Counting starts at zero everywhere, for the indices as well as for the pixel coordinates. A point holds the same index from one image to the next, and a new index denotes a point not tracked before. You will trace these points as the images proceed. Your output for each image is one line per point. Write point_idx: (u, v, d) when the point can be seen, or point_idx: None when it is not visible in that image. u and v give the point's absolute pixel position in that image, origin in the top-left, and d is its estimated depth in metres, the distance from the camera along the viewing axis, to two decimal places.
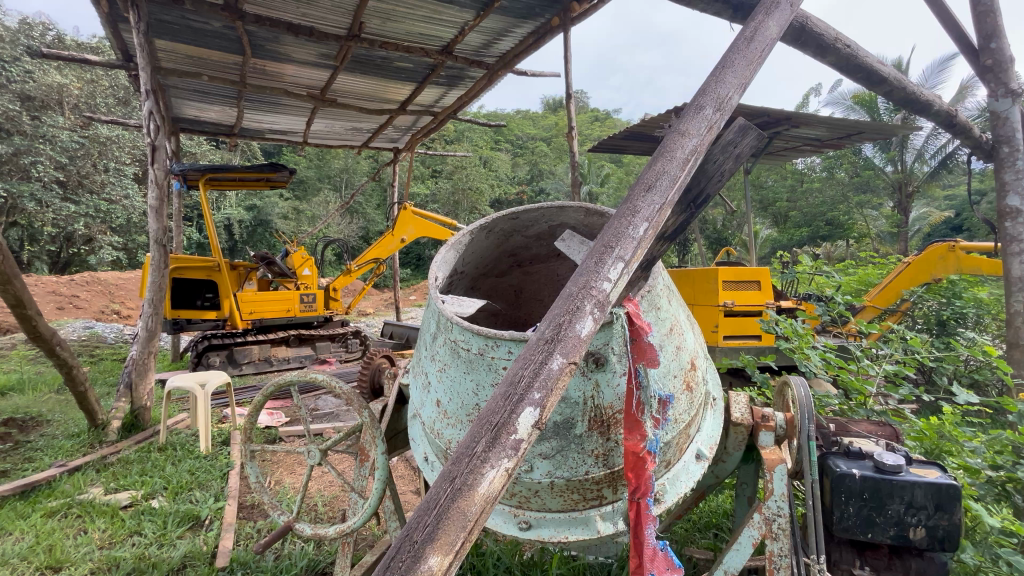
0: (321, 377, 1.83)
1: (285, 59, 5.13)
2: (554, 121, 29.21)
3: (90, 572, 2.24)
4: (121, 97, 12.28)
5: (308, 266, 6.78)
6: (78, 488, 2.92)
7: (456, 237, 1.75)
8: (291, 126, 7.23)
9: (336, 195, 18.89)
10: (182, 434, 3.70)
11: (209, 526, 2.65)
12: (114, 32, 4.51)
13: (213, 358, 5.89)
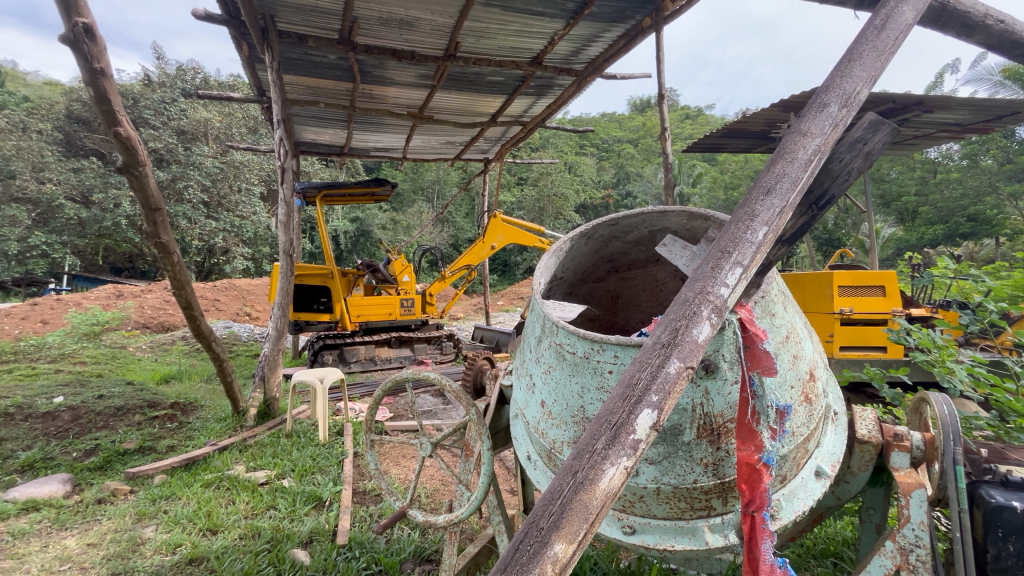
0: (434, 375, 1.99)
1: (389, 82, 5.58)
2: (641, 122, 28.47)
3: (239, 537, 2.61)
4: (251, 126, 14.13)
5: (407, 273, 7.26)
6: (225, 465, 3.40)
7: (557, 245, 1.80)
8: (393, 143, 7.82)
9: (429, 206, 20.07)
10: (304, 424, 4.15)
11: (330, 507, 2.96)
12: (252, 71, 5.22)
13: (326, 356, 6.51)
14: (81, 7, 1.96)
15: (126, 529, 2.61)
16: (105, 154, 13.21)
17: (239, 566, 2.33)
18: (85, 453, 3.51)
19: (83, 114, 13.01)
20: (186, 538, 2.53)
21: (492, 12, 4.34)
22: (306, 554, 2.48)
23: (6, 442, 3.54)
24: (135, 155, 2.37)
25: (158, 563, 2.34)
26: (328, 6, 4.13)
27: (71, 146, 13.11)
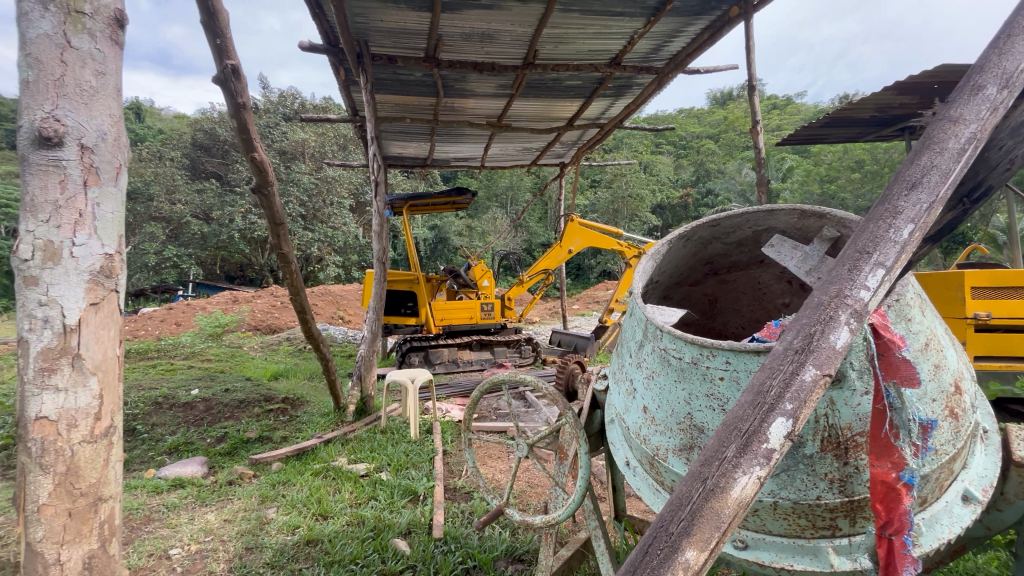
0: (530, 378, 2.05)
1: (469, 94, 5.78)
2: (722, 115, 26.94)
3: (346, 523, 2.82)
4: (341, 143, 15.29)
5: (487, 278, 7.48)
6: (330, 457, 3.70)
7: (654, 247, 1.76)
8: (472, 153, 8.08)
9: (503, 212, 20.48)
10: (397, 421, 4.41)
11: (424, 501, 3.11)
12: (348, 94, 5.63)
13: (413, 358, 6.87)
14: (229, 49, 2.24)
15: (254, 509, 2.93)
16: (222, 176, 14.95)
17: (348, 550, 2.51)
18: (217, 440, 3.99)
19: (205, 142, 14.84)
20: (303, 521, 2.78)
21: (572, 17, 4.35)
22: (406, 544, 2.63)
23: (157, 427, 4.13)
24: (266, 176, 2.66)
25: (281, 542, 2.60)
26: (416, 26, 4.38)
27: (195, 170, 15.00)
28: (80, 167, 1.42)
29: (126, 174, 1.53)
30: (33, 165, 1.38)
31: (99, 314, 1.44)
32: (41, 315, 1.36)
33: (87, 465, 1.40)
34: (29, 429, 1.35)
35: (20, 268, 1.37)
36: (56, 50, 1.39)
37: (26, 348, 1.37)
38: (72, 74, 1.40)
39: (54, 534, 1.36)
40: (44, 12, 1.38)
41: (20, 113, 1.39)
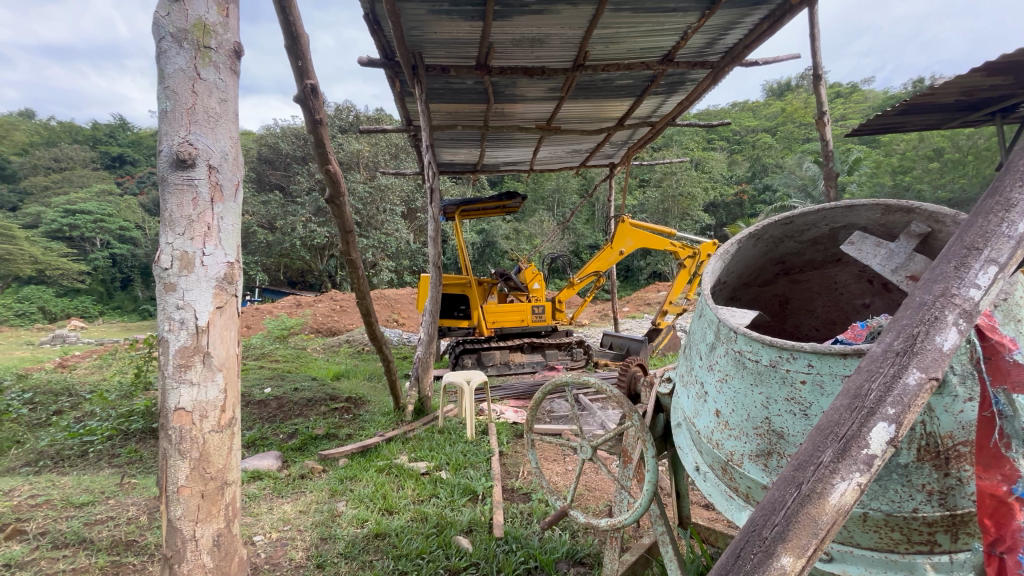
0: (594, 380, 2.06)
1: (520, 99, 5.83)
2: (780, 106, 25.62)
3: (411, 519, 2.92)
4: (393, 152, 15.86)
5: (537, 280, 7.47)
6: (392, 454, 3.84)
7: (723, 246, 1.71)
8: (521, 157, 8.15)
9: (550, 214, 20.49)
10: (453, 422, 4.51)
11: (484, 501, 3.17)
12: (403, 105, 5.82)
13: (467, 360, 6.98)
14: (309, 70, 2.40)
15: (325, 502, 3.09)
16: (285, 187, 15.89)
17: (414, 545, 2.60)
18: (289, 435, 4.25)
19: (269, 155, 15.83)
20: (371, 515, 2.90)
21: (622, 16, 4.31)
22: (468, 542, 2.69)
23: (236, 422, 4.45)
24: (339, 187, 2.81)
25: (352, 534, 2.73)
26: (467, 36, 4.48)
27: (261, 183, 16.04)
28: (208, 184, 1.58)
29: (243, 190, 1.69)
30: (170, 185, 1.54)
31: (224, 318, 1.60)
32: (179, 318, 1.52)
33: (217, 453, 1.54)
34: (169, 420, 1.50)
35: (161, 276, 1.53)
36: (189, 83, 1.56)
37: (166, 347, 1.53)
38: (200, 103, 1.57)
39: (191, 513, 1.49)
40: (180, 49, 1.56)
41: (161, 140, 1.57)
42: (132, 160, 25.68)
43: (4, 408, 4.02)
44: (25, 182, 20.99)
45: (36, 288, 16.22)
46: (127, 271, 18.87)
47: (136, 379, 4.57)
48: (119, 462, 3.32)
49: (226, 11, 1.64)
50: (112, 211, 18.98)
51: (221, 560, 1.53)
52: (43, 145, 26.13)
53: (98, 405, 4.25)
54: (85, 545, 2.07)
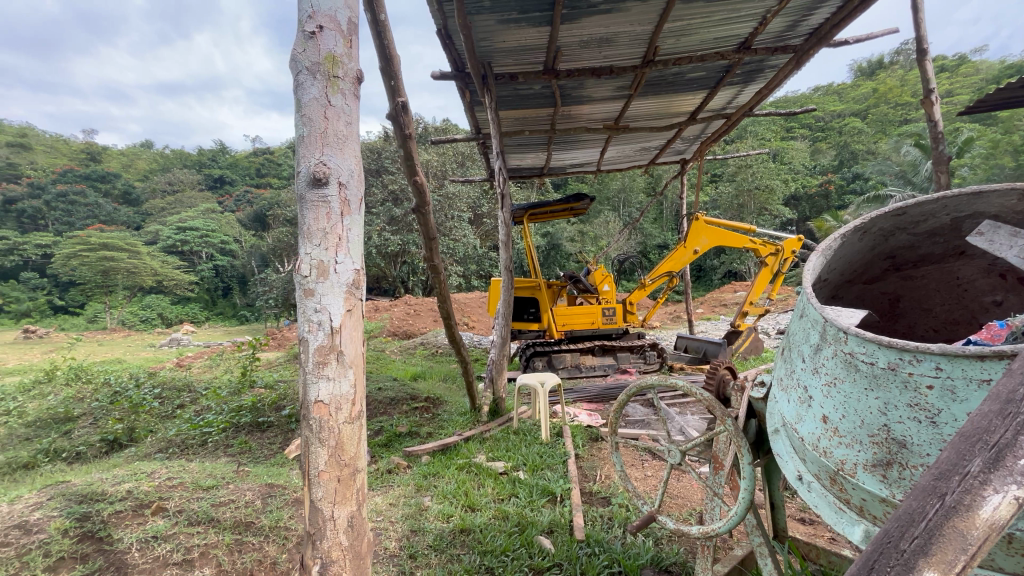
0: (683, 383, 2.01)
1: (587, 100, 5.79)
2: (872, 86, 23.33)
3: (493, 516, 3.00)
4: (460, 160, 16.33)
5: (607, 282, 7.33)
6: (471, 453, 3.95)
7: (825, 242, 1.61)
8: (588, 158, 8.08)
9: (615, 215, 20.10)
10: (528, 423, 4.56)
11: (562, 502, 3.17)
12: (472, 114, 5.97)
13: (537, 362, 7.00)
14: (400, 88, 2.56)
15: (412, 496, 3.25)
16: None
17: (498, 542, 2.67)
18: (375, 432, 4.51)
19: None
20: (455, 511, 3.01)
21: (694, 7, 4.16)
22: (550, 542, 2.71)
23: None
24: (424, 197, 2.96)
25: (439, 528, 2.85)
26: (535, 42, 4.53)
27: None
28: (338, 200, 1.73)
29: (364, 205, 1.84)
30: (307, 201, 1.71)
31: (353, 319, 1.75)
32: (315, 319, 1.68)
33: (350, 442, 1.68)
34: (310, 411, 1.66)
35: (301, 283, 1.71)
36: (322, 109, 1.73)
37: (307, 345, 1.69)
38: (332, 127, 1.73)
39: (329, 496, 1.63)
40: (314, 81, 1.73)
41: (299, 162, 1.75)
42: (230, 180, 28.47)
43: (140, 401, 4.62)
44: (146, 204, 23.97)
45: (156, 298, 18.41)
46: (227, 281, 20.91)
47: (242, 378, 5.07)
48: (232, 452, 3.70)
49: (351, 43, 1.80)
50: (215, 227, 21.19)
51: (353, 541, 1.67)
52: (159, 172, 29.76)
53: (212, 400, 4.75)
54: (213, 523, 2.34)
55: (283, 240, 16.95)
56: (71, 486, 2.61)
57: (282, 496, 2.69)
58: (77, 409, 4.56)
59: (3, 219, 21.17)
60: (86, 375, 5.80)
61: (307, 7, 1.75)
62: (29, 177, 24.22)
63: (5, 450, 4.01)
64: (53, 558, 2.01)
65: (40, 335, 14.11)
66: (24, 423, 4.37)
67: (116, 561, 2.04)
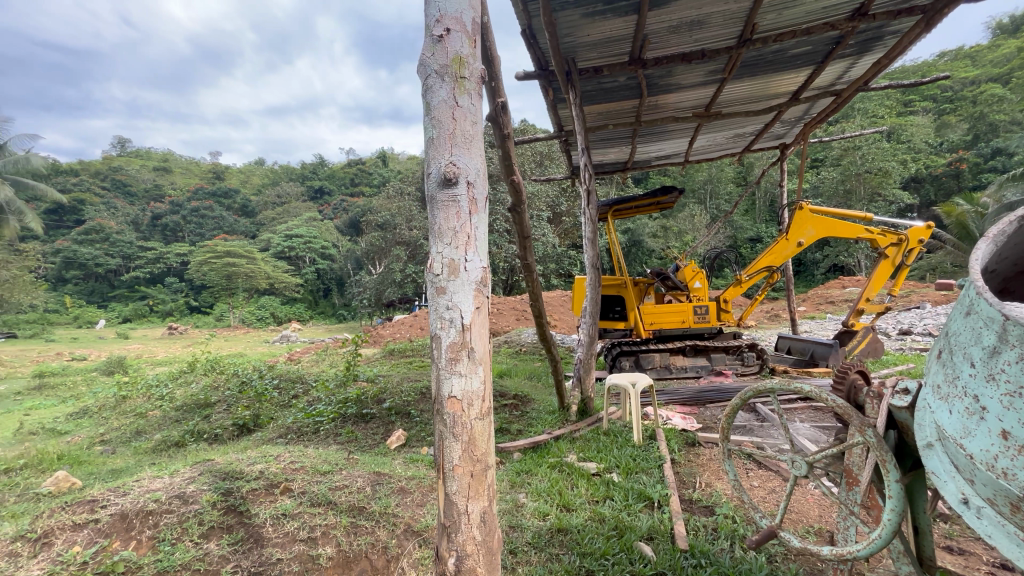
0: (809, 387, 1.81)
1: (675, 87, 5.50)
2: (1016, 44, 19.86)
3: (588, 518, 2.95)
4: (538, 159, 16.39)
5: (699, 278, 6.92)
6: (562, 452, 3.93)
7: (996, 227, 1.36)
8: (675, 149, 7.68)
9: (702, 209, 19.06)
10: (618, 425, 4.42)
11: (661, 508, 3.04)
12: (555, 112, 5.89)
13: (624, 362, 6.81)
14: (500, 88, 2.59)
15: (507, 492, 3.30)
16: None
17: (598, 545, 2.62)
18: None
19: None
20: (551, 509, 3.01)
21: None
22: (651, 549, 2.60)
23: None
24: (520, 196, 2.98)
25: (536, 526, 2.85)
26: (622, 32, 4.39)
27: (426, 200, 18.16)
28: (467, 199, 1.79)
29: (489, 204, 1.89)
30: (438, 201, 1.78)
31: (481, 316, 1.79)
32: (448, 316, 1.74)
33: (481, 438, 1.73)
34: (444, 405, 1.73)
35: (433, 281, 1.78)
36: (450, 110, 1.80)
37: (439, 342, 1.76)
38: (460, 127, 1.80)
39: (463, 490, 1.69)
40: (443, 83, 1.81)
41: (429, 163, 1.83)
42: (329, 191, 31.02)
43: (263, 391, 5.16)
44: (261, 216, 26.86)
45: (269, 299, 20.58)
46: (327, 283, 22.77)
47: (346, 372, 5.49)
48: (341, 440, 4.00)
49: (474, 44, 1.86)
50: (316, 233, 23.26)
51: (486, 535, 1.72)
52: (270, 186, 33.22)
53: (322, 391, 5.18)
54: (332, 505, 2.53)
55: (375, 244, 18.11)
56: (215, 464, 2.97)
57: (389, 484, 2.86)
58: (213, 396, 5.20)
59: (151, 233, 24.77)
60: (218, 367, 6.60)
61: (435, 12, 1.83)
62: (170, 196, 28.15)
63: (161, 429, 4.68)
64: (206, 527, 2.30)
65: (180, 331, 16.30)
66: (174, 407, 5.08)
67: (255, 533, 2.28)
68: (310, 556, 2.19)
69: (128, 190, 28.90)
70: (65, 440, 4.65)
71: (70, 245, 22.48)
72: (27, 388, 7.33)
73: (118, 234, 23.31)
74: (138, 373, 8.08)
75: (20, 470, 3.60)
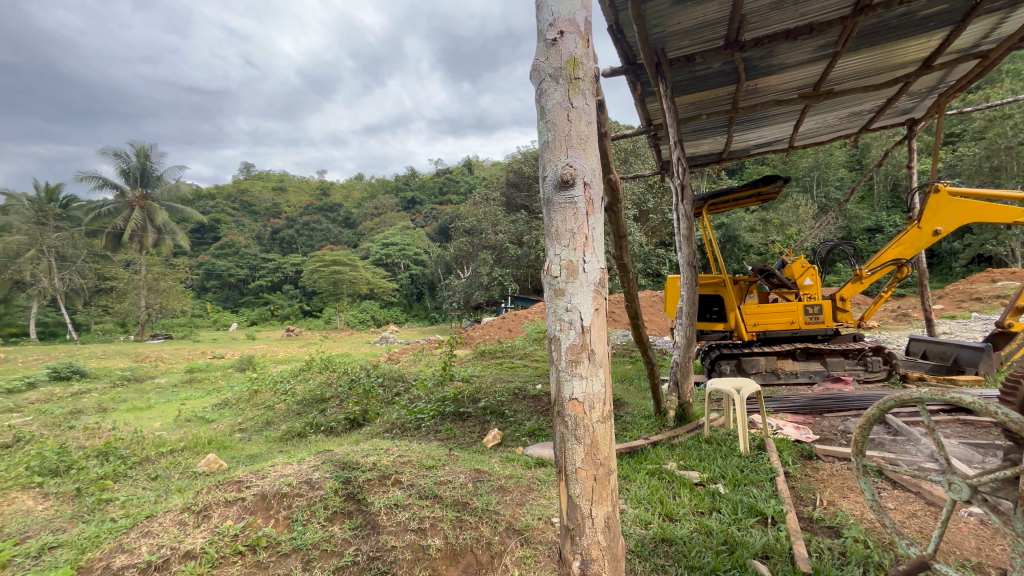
0: (970, 398, 1.51)
1: (779, 68, 5.05)
2: None
3: (694, 530, 2.80)
4: (623, 157, 16.01)
5: (810, 275, 6.29)
6: (660, 459, 3.77)
7: None
8: (778, 135, 7.06)
9: (806, 199, 17.40)
10: (722, 432, 4.13)
11: (776, 525, 2.79)
12: (643, 106, 5.69)
13: (724, 366, 6.36)
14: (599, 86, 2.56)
15: None
16: (529, 205, 17.88)
17: (707, 559, 2.48)
18: None
19: (515, 180, 18.31)
20: (653, 518, 2.90)
21: None
22: (767, 569, 2.40)
23: None
24: (617, 195, 2.92)
25: (639, 534, 2.76)
26: (715, 15, 4.14)
27: (510, 205, 18.52)
28: (584, 200, 1.78)
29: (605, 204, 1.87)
30: (555, 204, 1.79)
31: (600, 318, 1.78)
32: (568, 318, 1.75)
33: (603, 441, 1.72)
34: (565, 408, 1.73)
35: (551, 284, 1.79)
36: (566, 113, 1.81)
37: (558, 344, 1.77)
38: (575, 129, 1.80)
39: (587, 494, 1.68)
40: (557, 86, 1.83)
41: (546, 167, 1.85)
42: (420, 201, 32.85)
43: (371, 388, 5.57)
44: (361, 227, 29.17)
45: (369, 303, 22.24)
46: (420, 287, 24.08)
47: (443, 371, 5.75)
48: (441, 437, 4.20)
49: (588, 44, 1.86)
50: (410, 241, 24.74)
51: (611, 541, 1.70)
52: (368, 199, 35.87)
53: (422, 390, 5.47)
54: (437, 499, 2.66)
55: (463, 249, 18.82)
56: (335, 454, 3.26)
57: (488, 482, 2.94)
58: (328, 392, 5.72)
59: (272, 246, 27.87)
60: (332, 366, 7.23)
61: (548, 17, 1.86)
62: (286, 212, 31.50)
63: (286, 420, 5.25)
64: (330, 511, 2.53)
65: (296, 334, 18.15)
66: (297, 402, 5.66)
67: (372, 521, 2.46)
68: (421, 546, 2.31)
69: (253, 209, 32.83)
70: (213, 427, 5.37)
71: (210, 259, 26.03)
72: (181, 382, 8.60)
73: (246, 248, 26.59)
74: (265, 370, 9.14)
75: (181, 451, 4.23)
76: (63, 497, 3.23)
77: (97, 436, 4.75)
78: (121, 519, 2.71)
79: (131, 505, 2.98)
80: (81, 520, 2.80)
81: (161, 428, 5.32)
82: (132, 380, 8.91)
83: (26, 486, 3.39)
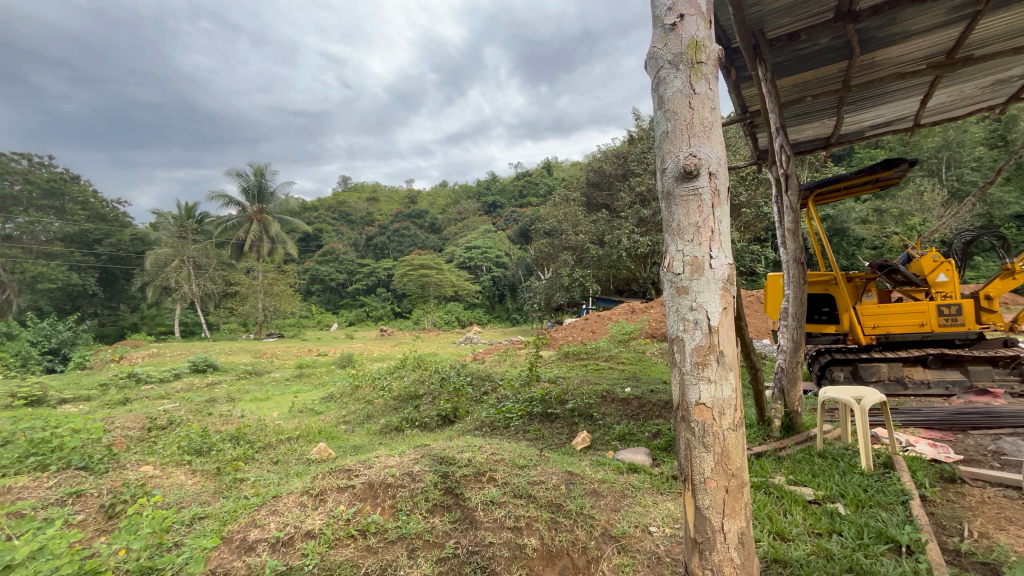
0: None
1: (902, 36, 4.45)
2: None
3: (810, 552, 2.54)
4: None
5: (944, 271, 5.47)
6: (766, 473, 3.48)
7: None
8: (900, 113, 6.24)
9: (933, 184, 15.23)
10: (838, 447, 3.71)
11: (913, 556, 2.44)
12: (738, 92, 5.31)
13: (837, 373, 5.67)
14: None
15: None
16: (610, 204, 17.51)
17: None
18: None
19: (596, 179, 18.03)
20: (762, 537, 2.68)
21: None
22: None
23: None
24: None
25: None
26: None
27: (591, 204, 18.27)
28: (709, 191, 1.69)
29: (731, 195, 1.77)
30: (677, 197, 1.73)
31: (727, 318, 1.67)
32: (692, 318, 1.66)
33: (735, 450, 1.62)
34: (691, 413, 1.65)
35: (673, 281, 1.73)
36: (687, 100, 1.74)
37: (682, 345, 1.70)
38: (698, 116, 1.72)
39: (717, 506, 1.59)
40: (677, 73, 1.76)
41: (665, 159, 1.79)
42: (500, 205, 33.53)
43: (461, 386, 5.77)
44: (446, 232, 30.43)
45: (454, 304, 23.13)
46: (502, 289, 24.58)
47: (529, 372, 5.79)
48: (529, 437, 4.23)
49: (709, 26, 1.78)
50: (491, 244, 25.33)
51: (744, 557, 1.59)
52: (452, 205, 37.29)
53: (510, 390, 5.56)
54: (531, 499, 2.67)
55: (544, 251, 18.89)
56: (432, 449, 3.40)
57: (581, 485, 2.91)
58: (421, 389, 6.01)
59: (366, 252, 29.99)
60: (423, 364, 7.61)
61: (667, 2, 1.82)
62: (378, 220, 33.75)
63: (384, 415, 5.60)
64: (431, 504, 2.64)
65: (389, 334, 19.40)
66: (393, 398, 6.02)
67: (470, 516, 2.54)
68: (517, 545, 2.33)
69: (350, 218, 35.53)
70: (322, 418, 5.89)
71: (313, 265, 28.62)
72: (293, 376, 9.52)
73: (345, 254, 28.85)
74: (363, 367, 9.85)
75: (297, 438, 4.68)
76: (207, 474, 3.72)
77: (230, 422, 5.41)
78: (252, 497, 3.05)
79: (259, 485, 3.35)
80: (221, 496, 3.20)
81: (279, 417, 5.92)
82: (253, 373, 10.05)
83: (178, 462, 3.95)
